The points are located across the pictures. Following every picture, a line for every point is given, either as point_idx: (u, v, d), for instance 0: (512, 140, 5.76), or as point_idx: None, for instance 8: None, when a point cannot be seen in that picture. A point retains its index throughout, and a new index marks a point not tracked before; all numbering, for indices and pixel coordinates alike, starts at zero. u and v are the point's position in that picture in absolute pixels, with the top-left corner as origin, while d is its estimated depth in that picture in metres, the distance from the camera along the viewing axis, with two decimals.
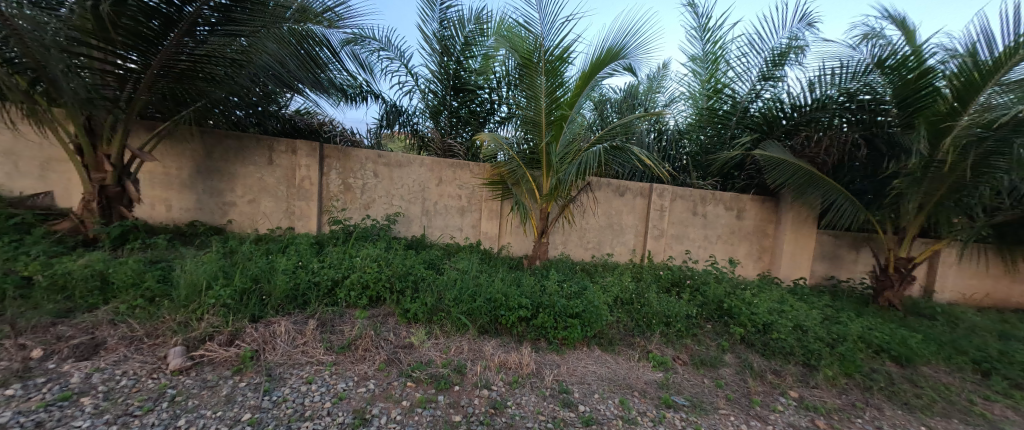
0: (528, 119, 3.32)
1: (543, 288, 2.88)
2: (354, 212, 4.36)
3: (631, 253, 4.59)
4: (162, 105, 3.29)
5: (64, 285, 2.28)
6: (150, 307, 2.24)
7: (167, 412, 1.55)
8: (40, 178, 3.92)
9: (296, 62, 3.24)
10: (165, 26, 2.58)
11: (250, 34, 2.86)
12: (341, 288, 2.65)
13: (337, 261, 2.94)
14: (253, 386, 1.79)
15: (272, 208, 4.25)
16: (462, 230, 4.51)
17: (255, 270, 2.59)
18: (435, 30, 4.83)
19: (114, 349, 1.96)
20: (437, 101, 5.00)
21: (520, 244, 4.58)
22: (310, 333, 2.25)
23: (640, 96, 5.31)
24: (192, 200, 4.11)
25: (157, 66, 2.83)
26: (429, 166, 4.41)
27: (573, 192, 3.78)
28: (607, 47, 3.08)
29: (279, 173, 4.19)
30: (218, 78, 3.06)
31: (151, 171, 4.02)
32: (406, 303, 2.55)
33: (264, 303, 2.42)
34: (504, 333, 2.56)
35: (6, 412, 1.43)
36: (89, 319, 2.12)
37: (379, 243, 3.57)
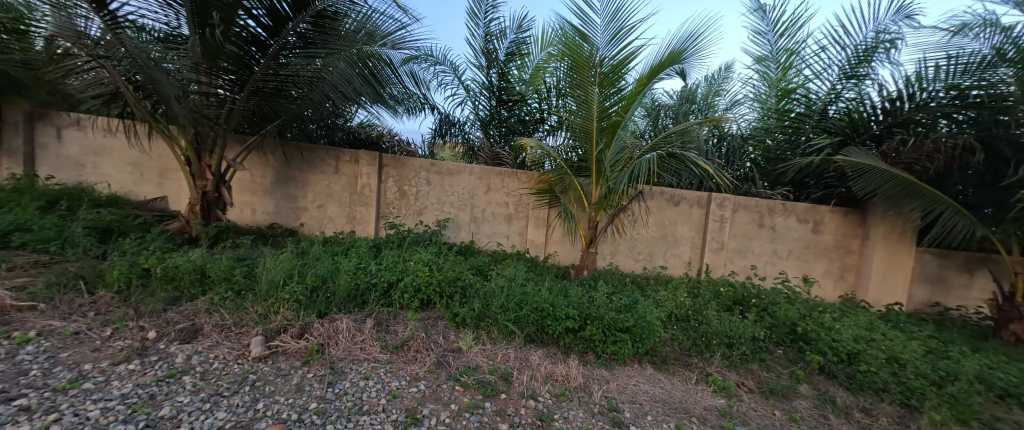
0: (578, 126, 3.27)
1: (590, 299, 2.80)
2: (408, 218, 4.60)
3: (686, 266, 4.31)
4: (252, 121, 3.73)
5: (173, 276, 2.66)
6: (237, 299, 2.54)
7: (249, 395, 1.73)
8: (158, 185, 4.64)
9: (362, 81, 3.45)
10: (259, 51, 2.99)
11: (326, 56, 3.23)
12: (395, 291, 2.79)
13: (392, 264, 3.12)
14: (320, 378, 1.95)
15: (337, 213, 4.62)
16: (509, 238, 4.56)
17: (322, 270, 2.82)
18: (487, 43, 5.00)
19: (208, 335, 2.24)
20: (487, 111, 5.15)
21: (567, 253, 4.50)
22: (368, 331, 2.39)
23: (698, 100, 5.03)
24: (272, 205, 4.61)
25: (250, 87, 3.24)
26: (478, 175, 4.52)
27: (624, 201, 3.66)
28: (667, 50, 2.97)
29: (344, 180, 4.56)
30: (297, 95, 3.44)
31: (241, 180, 4.59)
32: (456, 308, 2.63)
33: (329, 301, 2.62)
34: (552, 344, 2.52)
35: (129, 383, 1.70)
36: (190, 307, 2.45)
37: (430, 248, 3.73)
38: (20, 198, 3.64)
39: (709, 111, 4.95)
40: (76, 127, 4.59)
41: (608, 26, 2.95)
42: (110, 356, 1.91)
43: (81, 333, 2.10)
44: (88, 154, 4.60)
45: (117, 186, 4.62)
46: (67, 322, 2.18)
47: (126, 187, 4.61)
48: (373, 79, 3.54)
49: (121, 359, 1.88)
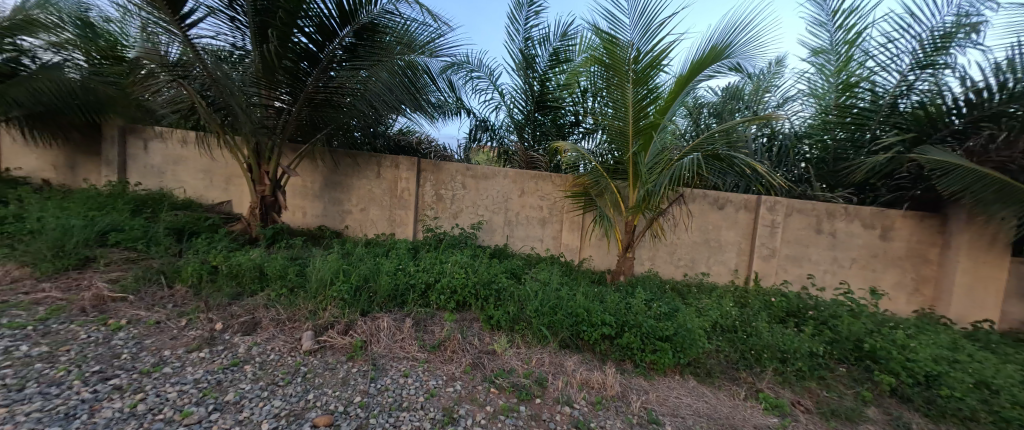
0: (614, 129, 3.21)
1: (627, 306, 2.72)
2: (445, 221, 4.73)
3: (733, 274, 4.06)
4: (305, 130, 4.02)
5: (236, 272, 2.92)
6: (291, 295, 2.73)
7: (301, 386, 1.86)
8: (223, 190, 5.11)
9: (402, 89, 3.53)
10: (310, 65, 3.30)
11: (369, 67, 3.41)
12: (433, 291, 2.88)
13: (430, 266, 3.22)
14: (363, 373, 2.05)
15: (378, 216, 4.84)
16: (543, 241, 4.53)
17: (365, 270, 2.97)
18: (524, 48, 5.07)
19: (266, 328, 2.43)
20: (522, 115, 5.18)
21: (603, 258, 4.39)
22: (407, 330, 2.48)
23: (745, 97, 4.75)
24: (321, 209, 4.93)
25: (303, 99, 3.52)
26: (512, 178, 4.55)
27: (663, 204, 3.52)
28: (708, 46, 2.85)
29: (385, 185, 4.78)
30: (344, 106, 3.65)
31: (294, 185, 4.96)
32: (490, 310, 2.67)
33: (371, 300, 2.76)
34: (587, 350, 2.47)
35: (200, 369, 1.89)
36: (251, 302, 2.68)
37: (466, 250, 3.81)
38: (115, 202, 4.16)
39: (758, 109, 4.67)
40: (160, 140, 5.20)
41: (637, 24, 2.88)
42: (185, 344, 2.13)
43: (161, 322, 2.35)
44: (169, 163, 5.19)
45: (191, 191, 5.17)
46: (150, 312, 2.46)
47: (198, 192, 5.13)
48: (412, 87, 3.61)
49: (193, 347, 2.09)
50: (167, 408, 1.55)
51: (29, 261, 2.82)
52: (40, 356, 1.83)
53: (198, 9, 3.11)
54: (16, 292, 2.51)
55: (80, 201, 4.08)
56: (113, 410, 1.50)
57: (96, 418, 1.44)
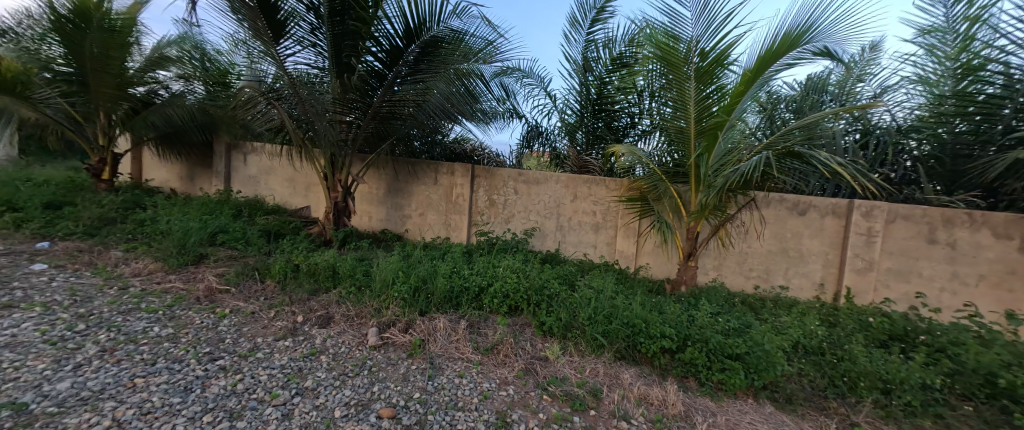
0: (675, 130, 3.05)
1: (689, 318, 2.55)
2: (497, 225, 4.82)
3: (817, 288, 3.60)
4: (372, 141, 4.36)
5: (314, 271, 3.26)
6: (358, 293, 2.97)
7: (367, 378, 2.00)
8: (303, 196, 5.73)
9: (458, 98, 3.67)
10: (378, 82, 3.64)
11: (429, 79, 3.62)
12: (486, 295, 2.94)
13: (483, 270, 3.31)
14: (421, 371, 2.14)
15: (435, 220, 5.08)
16: (596, 248, 4.41)
17: (423, 272, 3.14)
18: (580, 52, 5.05)
19: (338, 322, 2.66)
20: (576, 119, 5.11)
21: (661, 266, 4.14)
22: (462, 331, 2.55)
23: (831, 88, 4.23)
24: (385, 214, 5.32)
25: (370, 113, 3.84)
26: (564, 183, 4.50)
27: (730, 209, 3.24)
28: (781, 33, 2.57)
29: (441, 191, 5.01)
30: (406, 117, 3.91)
31: (362, 192, 5.42)
32: (543, 316, 2.65)
33: (428, 301, 2.89)
34: (645, 363, 2.34)
35: (286, 356, 2.13)
36: (325, 298, 2.95)
37: (518, 255, 3.84)
38: (221, 208, 4.87)
39: (848, 101, 4.11)
40: (256, 153, 6.00)
41: (700, 18, 2.70)
42: (274, 333, 2.41)
43: (255, 313, 2.70)
44: (263, 173, 5.97)
45: (279, 198, 5.87)
46: (247, 303, 2.83)
47: (285, 198, 5.81)
48: (468, 95, 3.73)
49: (280, 336, 2.36)
50: (260, 389, 1.76)
51: (161, 256, 3.41)
52: (167, 336, 2.20)
53: (291, 40, 3.55)
54: (151, 281, 3.05)
55: (197, 206, 4.85)
56: (219, 386, 1.75)
57: (207, 392, 1.69)
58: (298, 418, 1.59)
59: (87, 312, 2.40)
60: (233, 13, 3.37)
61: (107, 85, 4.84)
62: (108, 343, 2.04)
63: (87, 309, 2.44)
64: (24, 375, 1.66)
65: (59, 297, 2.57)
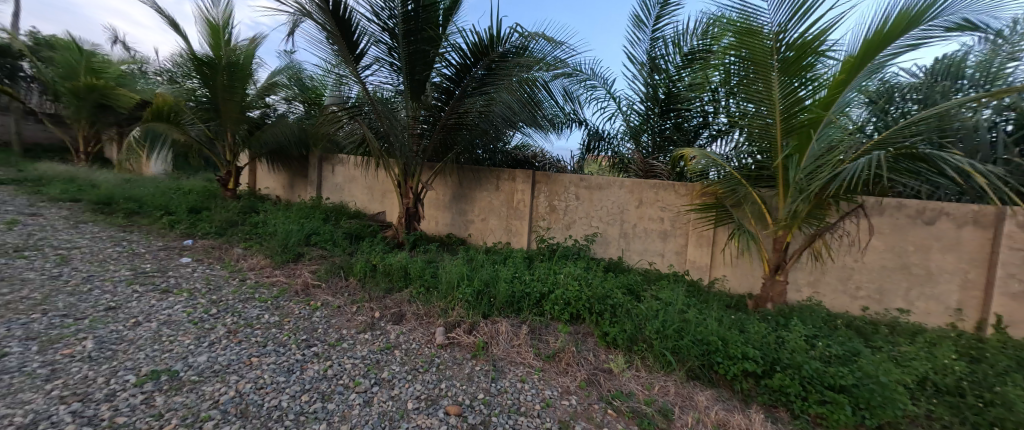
0: (759, 128, 2.76)
1: (778, 340, 2.27)
2: (558, 231, 4.79)
3: (953, 315, 2.95)
4: (439, 150, 4.63)
5: (388, 271, 3.55)
6: (427, 294, 3.17)
7: (435, 375, 2.11)
8: (379, 202, 6.28)
9: (521, 106, 3.78)
10: (447, 96, 3.94)
11: (493, 90, 3.80)
12: (547, 301, 2.94)
13: (544, 276, 3.31)
14: (485, 372, 2.20)
15: (496, 226, 5.20)
16: (664, 257, 4.14)
17: (486, 276, 3.24)
18: (646, 51, 4.85)
19: (409, 319, 2.86)
20: (641, 121, 4.87)
21: (741, 280, 3.75)
22: (523, 336, 2.58)
23: (970, 71, 3.49)
24: (450, 219, 5.61)
25: (440, 125, 4.15)
26: (629, 189, 4.32)
27: (829, 217, 2.83)
28: (897, 10, 2.19)
29: (503, 197, 5.13)
30: (471, 127, 4.13)
31: (430, 198, 5.78)
32: (606, 326, 2.56)
33: (491, 304, 2.97)
34: (723, 386, 2.12)
35: (366, 348, 2.35)
36: (398, 296, 3.19)
37: (579, 262, 3.77)
38: (314, 213, 5.55)
39: (994, 86, 3.35)
40: (342, 164, 6.74)
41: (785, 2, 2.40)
42: (356, 326, 2.68)
43: (341, 306, 3.02)
44: (347, 181, 6.68)
45: (359, 203, 6.52)
46: (334, 298, 3.18)
47: (364, 204, 6.44)
48: (530, 102, 3.82)
49: (361, 330, 2.61)
50: (346, 376, 1.96)
51: (269, 254, 4.00)
52: (274, 323, 2.56)
53: (370, 59, 3.91)
54: (262, 275, 3.58)
55: (295, 211, 5.58)
56: (314, 370, 1.99)
57: (304, 374, 1.94)
58: (377, 406, 1.74)
59: (217, 299, 2.90)
60: (325, 41, 3.83)
61: (232, 109, 5.82)
62: (232, 325, 2.45)
63: (217, 296, 2.96)
64: (176, 347, 2.07)
65: (198, 285, 3.15)
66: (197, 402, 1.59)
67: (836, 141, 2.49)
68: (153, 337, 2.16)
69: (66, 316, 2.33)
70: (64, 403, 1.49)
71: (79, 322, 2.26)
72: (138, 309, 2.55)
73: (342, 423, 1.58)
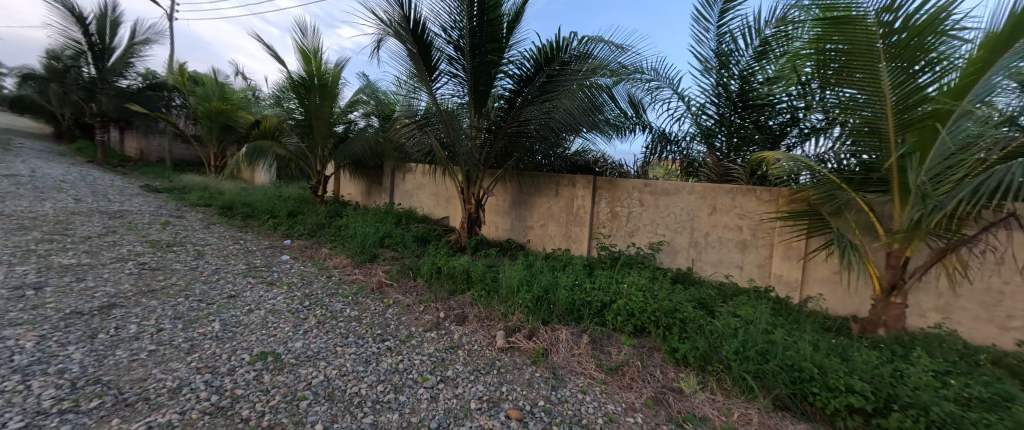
0: (863, 124, 2.40)
1: (894, 373, 1.91)
2: (620, 239, 4.60)
3: None
4: (500, 157, 4.74)
5: (452, 273, 3.71)
6: (487, 297, 3.26)
7: (497, 377, 2.16)
8: (444, 207, 6.62)
9: (582, 111, 3.72)
10: (508, 106, 4.10)
11: (554, 98, 3.83)
12: (609, 311, 2.84)
13: (606, 285, 3.20)
14: (545, 379, 2.19)
15: (555, 232, 5.16)
16: (743, 270, 3.76)
17: (545, 282, 3.23)
18: (714, 48, 4.46)
19: (472, 321, 2.96)
20: (713, 120, 4.49)
21: (841, 300, 3.24)
22: (584, 346, 2.51)
23: None
24: (510, 224, 5.71)
25: (502, 133, 4.28)
26: (700, 194, 4.00)
27: (968, 229, 2.31)
28: None
29: (563, 202, 5.09)
30: (532, 135, 4.18)
31: (491, 203, 5.95)
32: (675, 342, 2.39)
33: (550, 311, 2.95)
34: (821, 422, 1.83)
35: (432, 346, 2.48)
36: (461, 298, 3.32)
37: (645, 271, 3.57)
38: (387, 217, 6.04)
39: None
40: (411, 172, 7.27)
41: None
42: (424, 324, 2.85)
43: (410, 305, 3.23)
44: (416, 188, 7.17)
45: (426, 209, 6.94)
46: (404, 296, 3.42)
47: (430, 209, 6.84)
48: (591, 107, 3.75)
49: (428, 328, 2.76)
50: (415, 371, 2.09)
51: (350, 254, 4.45)
52: (354, 317, 2.84)
53: (440, 74, 4.17)
54: (344, 273, 3.99)
55: (371, 216, 6.12)
56: (387, 363, 2.15)
57: (380, 366, 2.11)
58: (442, 402, 1.82)
59: (309, 292, 3.30)
60: (405, 60, 4.18)
61: (322, 125, 6.60)
62: (321, 317, 2.76)
63: (309, 289, 3.36)
64: (279, 333, 2.39)
65: (295, 279, 3.62)
66: (295, 382, 1.82)
67: (974, 135, 2.03)
68: (262, 323, 2.53)
69: (201, 301, 2.84)
70: (199, 373, 1.81)
71: (210, 307, 2.73)
72: (251, 298, 3.01)
73: (412, 415, 1.68)
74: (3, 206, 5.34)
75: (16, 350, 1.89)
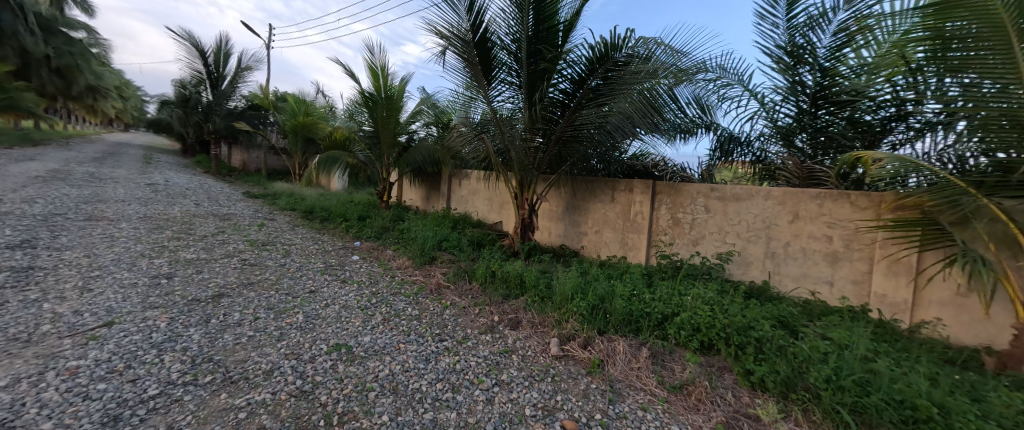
0: (1000, 116, 1.98)
1: None
2: (682, 247, 4.31)
3: None
4: (555, 162, 4.72)
5: (506, 278, 3.76)
6: (541, 303, 3.24)
7: (551, 385, 2.13)
8: (497, 212, 6.74)
9: (640, 113, 3.56)
10: (562, 111, 4.07)
11: (611, 101, 3.73)
12: (671, 325, 2.67)
13: (667, 296, 3.00)
14: (601, 391, 2.11)
15: (611, 238, 4.98)
16: (834, 286, 3.29)
17: (600, 291, 3.12)
18: (784, 41, 3.96)
19: (525, 326, 2.96)
20: (792, 119, 4.01)
21: (969, 328, 2.67)
22: (644, 360, 2.38)
23: None
24: (563, 230, 5.65)
25: (556, 139, 4.27)
26: (779, 200, 3.60)
27: None
28: None
29: (618, 208, 4.90)
30: (587, 140, 4.11)
31: (545, 209, 5.93)
32: (749, 363, 2.16)
33: (606, 320, 2.84)
34: None
35: (487, 349, 2.52)
36: (515, 303, 3.35)
37: (712, 283, 3.29)
38: (444, 222, 6.31)
39: None
40: (467, 178, 7.53)
41: None
42: (480, 326, 2.92)
43: (466, 307, 3.33)
44: (471, 193, 7.41)
45: (481, 214, 7.13)
46: (461, 298, 3.53)
47: (485, 214, 7.02)
48: (651, 108, 3.57)
49: (483, 331, 2.82)
50: (471, 373, 2.14)
51: (411, 256, 4.72)
52: (414, 316, 3.00)
53: (499, 83, 4.28)
54: (406, 273, 4.24)
55: (430, 220, 6.44)
56: (445, 362, 2.24)
57: (438, 365, 2.19)
58: (497, 406, 1.84)
59: (376, 291, 3.55)
60: (464, 71, 4.37)
61: (388, 136, 7.14)
62: (386, 314, 2.95)
63: (376, 288, 3.62)
64: (350, 327, 2.61)
65: (363, 278, 3.93)
66: (364, 374, 1.97)
67: None
68: (336, 317, 2.78)
69: (288, 294, 3.20)
70: (286, 358, 2.04)
71: (294, 300, 3.07)
72: (328, 293, 3.33)
73: (469, 416, 1.72)
74: (146, 209, 6.54)
75: (154, 328, 2.29)
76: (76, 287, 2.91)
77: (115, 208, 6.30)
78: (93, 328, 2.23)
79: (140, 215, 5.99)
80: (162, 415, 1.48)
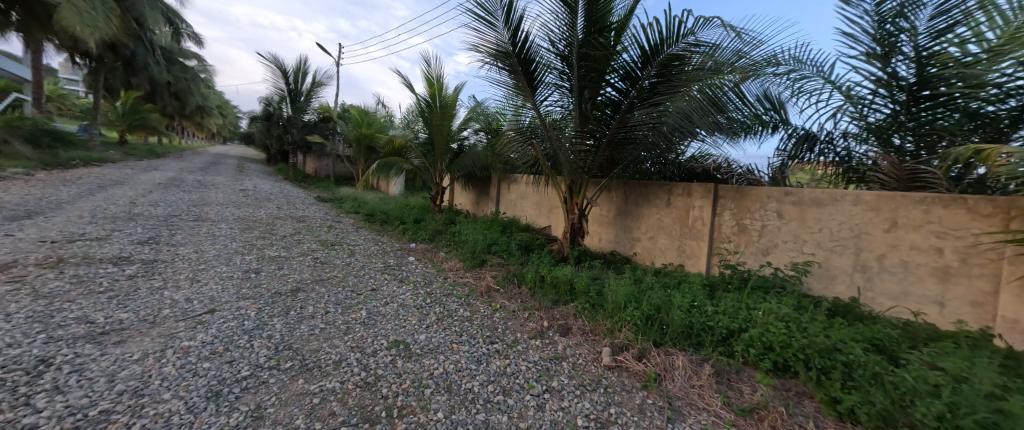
0: None
1: None
2: (749, 257, 3.95)
3: None
4: (607, 165, 4.59)
5: (555, 283, 3.72)
6: (592, 310, 3.16)
7: (603, 397, 2.05)
8: (546, 216, 6.72)
9: (701, 112, 3.34)
10: (614, 111, 3.93)
11: (668, 100, 3.55)
12: (738, 341, 2.45)
13: (733, 310, 2.76)
14: (659, 408, 1.99)
15: (667, 245, 4.71)
16: (946, 308, 2.78)
17: (656, 300, 2.96)
18: (875, 27, 3.49)
19: (576, 333, 2.90)
20: (888, 114, 3.52)
21: None
22: (707, 378, 2.20)
23: None
24: (614, 235, 5.47)
25: (607, 141, 4.15)
26: (872, 205, 3.16)
27: None
28: None
29: (675, 213, 4.63)
30: (640, 142, 3.94)
31: (595, 213, 5.79)
32: (835, 390, 1.90)
33: (663, 332, 2.69)
34: None
35: (537, 354, 2.51)
36: (565, 309, 3.30)
37: (786, 298, 2.97)
38: (494, 225, 6.41)
39: None
40: (516, 182, 7.61)
41: None
42: (530, 331, 2.92)
43: (515, 311, 3.35)
44: (520, 197, 7.47)
45: (529, 218, 7.15)
46: (510, 302, 3.56)
47: (533, 218, 7.03)
48: (713, 107, 3.35)
49: (533, 336, 2.81)
50: (522, 377, 2.15)
51: (463, 258, 4.86)
52: (466, 317, 3.08)
53: (545, 87, 4.26)
54: (457, 275, 4.38)
55: (480, 224, 6.59)
56: (496, 365, 2.26)
57: (489, 367, 2.22)
58: (549, 412, 1.82)
59: (430, 291, 3.70)
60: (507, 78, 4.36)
61: (441, 143, 7.46)
62: (439, 314, 3.07)
63: (430, 288, 3.79)
64: (407, 325, 2.75)
65: (419, 278, 4.13)
66: (420, 371, 2.06)
67: None
68: (395, 314, 2.95)
69: (353, 291, 3.46)
70: (352, 351, 2.20)
71: (359, 297, 3.32)
72: (387, 292, 3.55)
73: (520, 420, 1.72)
74: (239, 211, 7.49)
75: (245, 316, 2.61)
76: (187, 278, 3.42)
77: (216, 210, 7.30)
78: (199, 314, 2.60)
79: (235, 217, 6.88)
80: (252, 394, 1.67)
